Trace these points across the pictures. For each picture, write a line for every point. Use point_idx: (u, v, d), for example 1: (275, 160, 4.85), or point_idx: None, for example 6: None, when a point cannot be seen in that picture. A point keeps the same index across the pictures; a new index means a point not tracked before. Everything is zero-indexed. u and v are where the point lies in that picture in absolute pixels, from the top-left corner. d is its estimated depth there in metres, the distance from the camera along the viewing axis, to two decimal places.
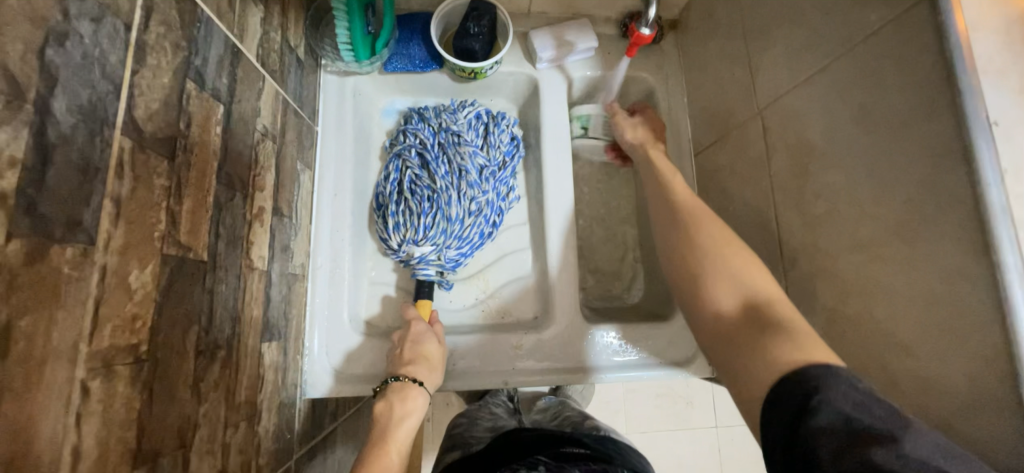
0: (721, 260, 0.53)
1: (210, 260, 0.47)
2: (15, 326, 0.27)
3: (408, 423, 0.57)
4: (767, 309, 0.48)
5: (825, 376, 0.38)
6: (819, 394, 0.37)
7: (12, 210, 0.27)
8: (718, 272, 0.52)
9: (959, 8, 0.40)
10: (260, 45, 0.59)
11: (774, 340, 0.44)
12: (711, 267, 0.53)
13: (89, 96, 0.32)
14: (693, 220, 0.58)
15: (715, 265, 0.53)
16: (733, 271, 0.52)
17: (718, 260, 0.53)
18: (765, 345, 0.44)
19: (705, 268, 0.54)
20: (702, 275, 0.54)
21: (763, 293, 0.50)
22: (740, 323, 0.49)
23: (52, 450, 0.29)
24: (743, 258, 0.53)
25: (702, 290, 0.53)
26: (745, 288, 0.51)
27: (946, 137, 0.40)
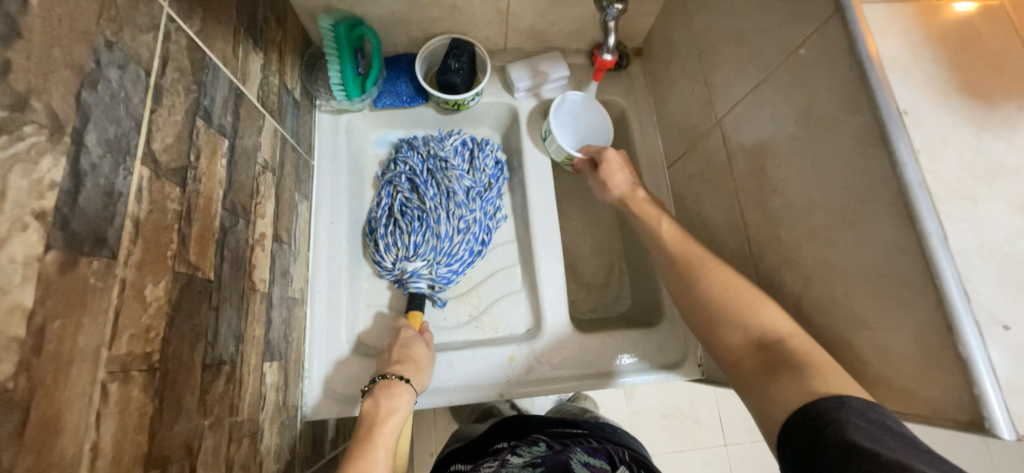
0: (723, 300, 0.54)
1: (215, 280, 0.51)
2: (48, 327, 0.31)
3: (394, 419, 0.60)
4: (779, 346, 0.48)
5: (835, 411, 0.40)
6: (828, 426, 0.39)
7: (50, 226, 0.31)
8: (722, 311, 0.53)
9: (864, 19, 0.46)
10: (260, 88, 0.65)
11: (792, 379, 0.45)
12: (716, 308, 0.54)
13: (115, 130, 0.37)
14: (691, 254, 0.59)
15: (720, 304, 0.54)
16: (739, 306, 0.53)
17: (721, 297, 0.54)
18: (785, 384, 0.45)
19: (711, 305, 0.54)
20: (707, 310, 0.54)
21: (771, 328, 0.50)
22: (757, 363, 0.49)
23: (74, 444, 0.32)
24: (747, 293, 0.53)
25: (710, 329, 0.54)
26: (749, 321, 0.51)
27: (867, 127, 0.45)
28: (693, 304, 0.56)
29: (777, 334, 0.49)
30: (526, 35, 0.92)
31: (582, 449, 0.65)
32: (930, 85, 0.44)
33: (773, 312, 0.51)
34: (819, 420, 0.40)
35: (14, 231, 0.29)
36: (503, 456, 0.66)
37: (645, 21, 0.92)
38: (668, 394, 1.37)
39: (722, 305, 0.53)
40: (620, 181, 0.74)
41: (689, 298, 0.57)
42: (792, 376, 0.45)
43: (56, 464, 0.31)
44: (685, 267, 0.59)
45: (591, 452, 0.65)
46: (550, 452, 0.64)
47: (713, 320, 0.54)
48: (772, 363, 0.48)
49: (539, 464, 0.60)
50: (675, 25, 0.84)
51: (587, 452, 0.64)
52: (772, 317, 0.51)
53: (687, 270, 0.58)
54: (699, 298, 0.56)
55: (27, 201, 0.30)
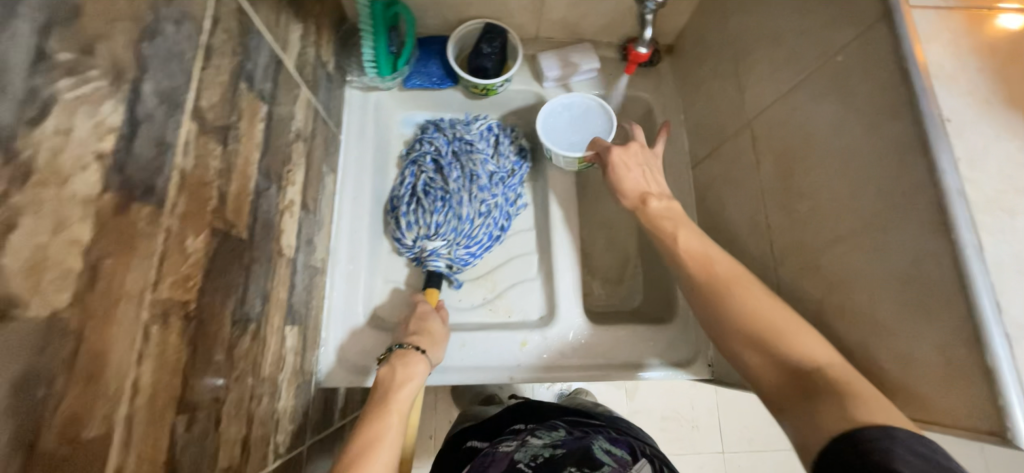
0: (757, 324, 0.51)
1: (248, 240, 0.52)
2: (101, 264, 0.32)
3: (409, 387, 0.62)
4: (819, 375, 0.47)
5: (878, 441, 0.39)
6: (872, 452, 0.39)
7: (108, 167, 0.32)
8: (756, 336, 0.51)
9: (912, 25, 0.46)
10: (298, 57, 0.66)
11: (833, 409, 0.44)
12: (750, 332, 0.51)
13: (168, 84, 0.38)
14: (721, 275, 0.56)
15: (753, 327, 0.51)
16: (774, 330, 0.50)
17: (755, 319, 0.51)
18: (826, 414, 0.44)
19: (743, 327, 0.52)
20: (738, 332, 0.52)
21: (810, 356, 0.48)
22: (794, 390, 0.48)
23: (118, 379, 0.34)
24: (776, 310, 0.51)
25: (742, 352, 0.52)
26: (788, 347, 0.49)
27: (907, 133, 0.45)
28: (718, 322, 0.54)
29: (817, 362, 0.48)
30: (558, 25, 0.92)
31: (602, 438, 0.67)
32: (975, 94, 0.44)
33: (812, 338, 0.49)
34: (861, 446, 0.40)
35: (77, 170, 0.30)
36: (521, 435, 0.68)
37: (679, 18, 0.91)
38: (671, 397, 1.38)
39: (756, 330, 0.51)
40: (631, 189, 0.70)
41: (717, 320, 0.54)
42: (833, 405, 0.44)
43: (101, 394, 0.32)
44: (713, 278, 0.56)
45: (611, 441, 0.66)
46: (570, 436, 0.66)
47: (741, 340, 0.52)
48: (811, 391, 0.46)
49: (559, 446, 0.63)
50: (710, 24, 0.83)
51: (608, 441, 0.66)
52: (810, 343, 0.49)
53: (719, 290, 0.55)
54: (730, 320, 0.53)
55: (90, 142, 0.31)
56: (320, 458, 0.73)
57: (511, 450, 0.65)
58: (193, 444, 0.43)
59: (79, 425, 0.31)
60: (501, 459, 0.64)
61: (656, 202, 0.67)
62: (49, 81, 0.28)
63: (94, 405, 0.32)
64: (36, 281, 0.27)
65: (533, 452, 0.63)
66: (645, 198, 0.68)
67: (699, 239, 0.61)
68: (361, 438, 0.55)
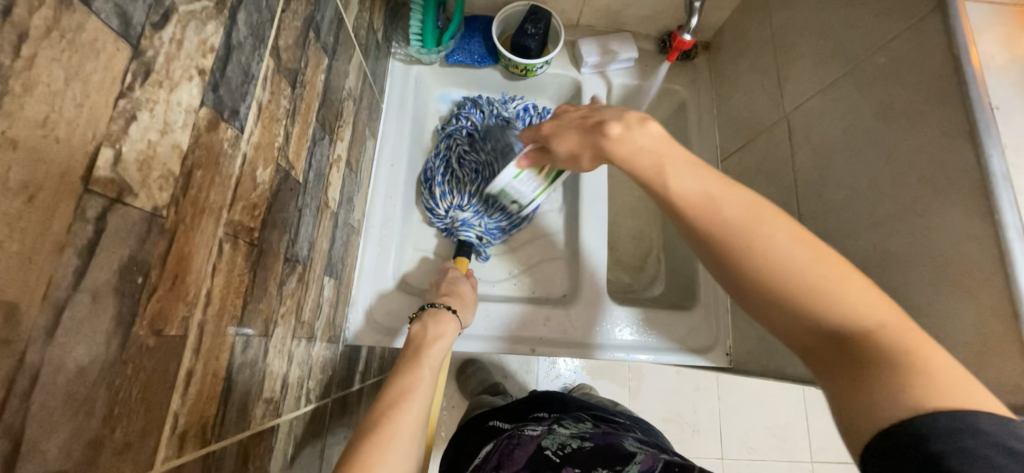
0: (782, 278, 0.39)
1: (303, 184, 0.54)
2: (193, 174, 0.34)
3: (440, 343, 0.63)
4: (867, 340, 0.37)
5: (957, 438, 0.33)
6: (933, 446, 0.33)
7: (206, 84, 0.34)
8: (785, 299, 0.40)
9: (966, 17, 0.48)
10: (355, 19, 0.68)
11: (890, 381, 0.36)
12: (784, 292, 0.40)
13: (257, 18, 0.40)
14: (737, 219, 0.41)
15: (782, 287, 0.40)
16: (800, 289, 0.39)
17: (781, 276, 0.40)
18: (869, 398, 0.36)
19: (768, 287, 0.40)
20: (775, 296, 0.40)
21: (855, 315, 0.38)
22: (837, 355, 0.39)
23: (197, 285, 0.36)
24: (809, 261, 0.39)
25: (773, 314, 0.41)
26: (831, 310, 0.38)
27: (956, 121, 0.46)
28: (735, 274, 0.42)
29: (868, 323, 0.38)
30: (601, 13, 0.94)
31: (631, 439, 0.68)
32: None
33: (858, 291, 0.38)
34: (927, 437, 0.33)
35: (184, 80, 0.32)
36: (548, 423, 0.72)
37: (720, 14, 0.93)
38: (677, 397, 1.38)
39: (788, 287, 0.39)
40: (591, 160, 0.54)
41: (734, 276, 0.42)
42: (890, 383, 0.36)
43: (183, 296, 0.34)
44: (725, 223, 0.42)
45: (641, 443, 0.68)
46: (597, 431, 0.69)
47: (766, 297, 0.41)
48: (862, 361, 0.37)
49: (587, 438, 0.66)
50: (752, 19, 0.85)
51: (637, 443, 0.67)
52: (852, 297, 0.38)
53: (727, 240, 0.42)
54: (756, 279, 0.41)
55: (195, 56, 0.33)
56: (342, 414, 0.75)
57: (538, 435, 0.68)
58: (247, 367, 0.45)
59: (165, 319, 0.32)
60: (528, 442, 0.67)
61: (619, 128, 0.49)
62: None
63: (176, 305, 0.34)
64: (146, 174, 0.29)
65: (561, 441, 0.66)
66: (603, 127, 0.50)
67: (696, 171, 0.45)
68: (392, 388, 0.54)
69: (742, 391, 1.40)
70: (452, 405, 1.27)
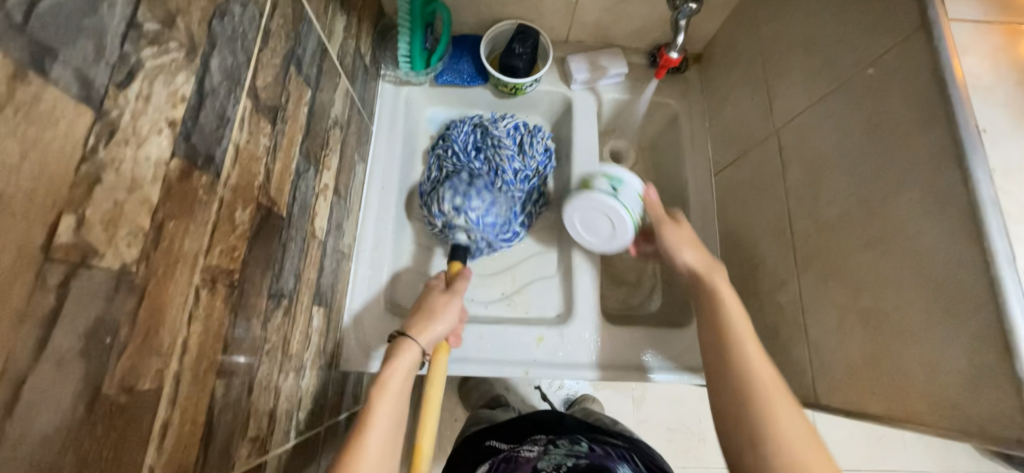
0: (783, 399, 0.54)
1: (287, 218, 0.54)
2: (165, 225, 0.34)
3: (391, 376, 0.58)
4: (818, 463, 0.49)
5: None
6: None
7: (177, 134, 0.34)
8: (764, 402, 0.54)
9: (951, 37, 0.47)
10: (340, 47, 0.68)
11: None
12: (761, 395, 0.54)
13: (231, 61, 0.40)
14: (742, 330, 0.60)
15: (755, 389, 0.55)
16: (786, 407, 0.53)
17: (766, 388, 0.55)
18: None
19: (743, 381, 0.56)
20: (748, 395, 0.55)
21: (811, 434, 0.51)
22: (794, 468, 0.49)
23: (171, 336, 0.35)
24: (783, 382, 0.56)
25: (739, 411, 0.54)
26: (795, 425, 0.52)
27: (943, 143, 0.45)
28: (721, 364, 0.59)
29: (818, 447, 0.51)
30: (590, 28, 0.94)
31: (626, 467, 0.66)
32: (1012, 106, 0.45)
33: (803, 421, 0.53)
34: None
35: (152, 134, 0.32)
36: (544, 444, 0.71)
37: (710, 27, 0.92)
38: (679, 408, 1.37)
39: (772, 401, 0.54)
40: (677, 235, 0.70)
41: (740, 385, 0.56)
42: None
43: (156, 349, 0.34)
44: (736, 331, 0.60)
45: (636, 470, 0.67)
46: (593, 452, 0.68)
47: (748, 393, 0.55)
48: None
49: (582, 459, 0.65)
50: (741, 32, 0.84)
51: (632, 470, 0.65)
52: (795, 425, 0.52)
53: (731, 338, 0.60)
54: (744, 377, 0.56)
55: (164, 109, 0.33)
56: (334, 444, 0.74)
57: (534, 458, 0.67)
58: (230, 409, 0.44)
59: (137, 374, 0.32)
60: (524, 465, 0.66)
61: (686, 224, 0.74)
62: (136, 48, 0.30)
63: (149, 359, 0.33)
64: (113, 234, 0.29)
65: (556, 461, 0.65)
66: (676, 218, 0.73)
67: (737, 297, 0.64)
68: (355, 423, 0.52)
69: None
70: (452, 422, 1.26)
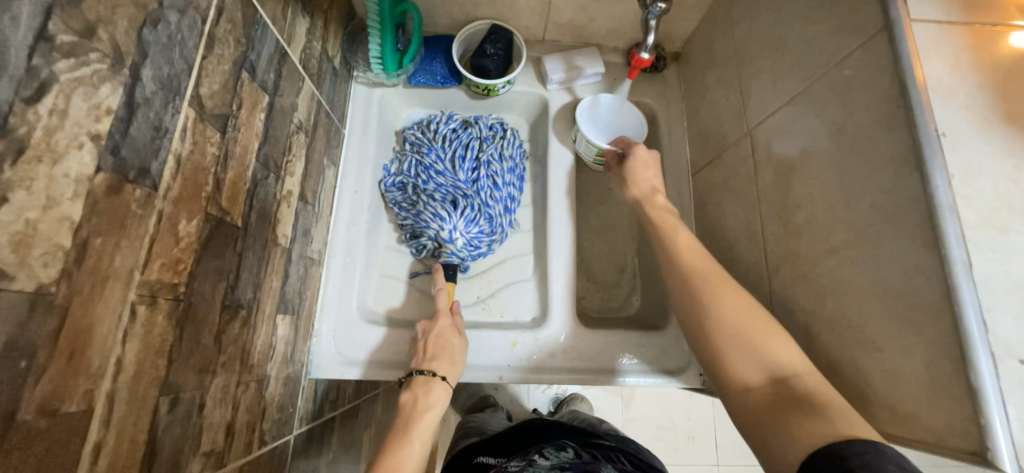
0: (743, 329, 0.50)
1: (242, 227, 0.53)
2: (91, 242, 0.33)
3: (430, 415, 0.62)
4: (795, 383, 0.46)
5: (867, 454, 0.37)
6: (854, 461, 0.37)
7: (103, 148, 0.33)
8: (730, 336, 0.51)
9: (912, 38, 0.46)
10: (303, 51, 0.67)
11: (809, 421, 0.43)
12: (718, 332, 0.51)
13: (168, 70, 0.39)
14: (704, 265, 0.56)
15: (726, 341, 0.51)
16: (755, 350, 0.49)
17: (726, 314, 0.52)
18: (785, 434, 0.44)
19: (703, 314, 0.53)
20: (706, 333, 0.52)
21: (784, 362, 0.48)
22: (768, 395, 0.47)
23: (102, 356, 0.34)
24: (747, 310, 0.51)
25: (709, 354, 0.52)
26: (760, 350, 0.49)
27: (903, 148, 0.45)
28: (684, 293, 0.56)
29: (792, 368, 0.47)
30: (566, 28, 0.93)
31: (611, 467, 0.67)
32: (973, 109, 0.44)
33: (783, 342, 0.49)
34: (848, 456, 0.38)
35: (71, 149, 0.31)
36: (529, 456, 0.70)
37: (686, 26, 0.91)
38: (666, 407, 1.36)
39: (737, 333, 0.50)
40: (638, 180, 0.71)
41: (698, 320, 0.53)
42: (812, 419, 0.43)
43: (84, 370, 0.33)
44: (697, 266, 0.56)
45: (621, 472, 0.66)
46: (577, 460, 0.67)
47: (710, 323, 0.52)
48: (798, 414, 0.44)
49: (566, 468, 0.63)
50: (717, 32, 0.83)
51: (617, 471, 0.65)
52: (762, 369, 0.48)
53: (688, 268, 0.56)
54: (706, 317, 0.53)
55: (85, 122, 0.32)
56: (306, 453, 0.74)
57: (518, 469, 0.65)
58: (177, 426, 0.44)
59: (60, 397, 0.31)
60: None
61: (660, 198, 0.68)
62: (48, 62, 0.29)
63: (75, 380, 0.32)
64: (25, 254, 0.28)
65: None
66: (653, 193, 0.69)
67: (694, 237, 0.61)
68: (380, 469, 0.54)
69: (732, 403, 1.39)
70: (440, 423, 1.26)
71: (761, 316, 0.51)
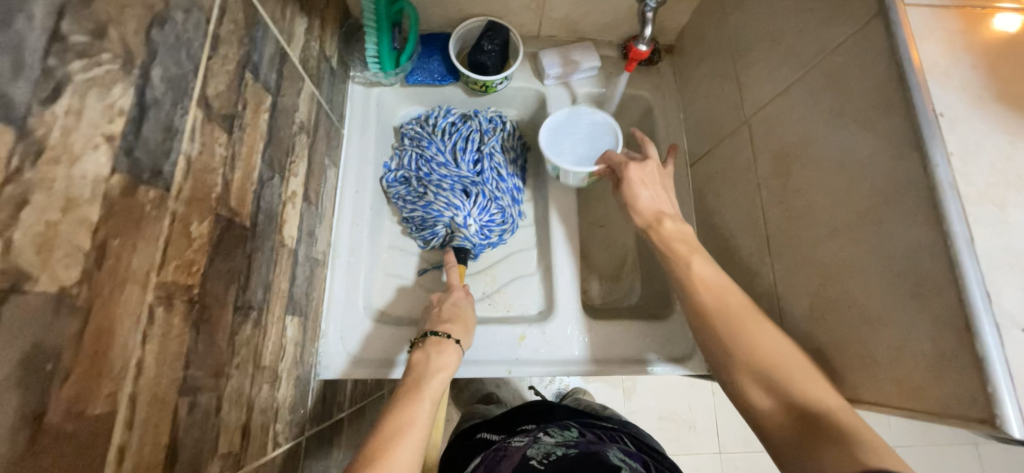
0: (768, 367, 0.52)
1: (251, 229, 0.53)
2: (109, 244, 0.33)
3: (442, 374, 0.66)
4: (822, 416, 0.48)
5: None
6: None
7: (117, 149, 0.33)
8: (756, 374, 0.53)
9: (907, 21, 0.47)
10: (302, 51, 0.67)
11: (837, 454, 0.44)
12: (744, 370, 0.53)
13: (176, 71, 0.39)
14: (733, 302, 0.57)
15: (754, 374, 0.53)
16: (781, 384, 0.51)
17: (755, 352, 0.53)
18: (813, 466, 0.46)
19: (729, 349, 0.55)
20: (733, 369, 0.54)
21: (811, 397, 0.49)
22: (795, 428, 0.49)
23: (123, 357, 0.34)
24: (775, 345, 0.53)
25: (735, 386, 0.55)
26: (786, 386, 0.51)
27: (901, 129, 0.46)
28: (710, 328, 0.57)
29: (820, 402, 0.49)
30: (560, 23, 0.93)
31: (618, 449, 0.68)
32: (968, 89, 0.45)
33: (811, 377, 0.51)
34: None
35: (87, 150, 0.31)
36: (534, 432, 0.73)
37: (679, 18, 0.92)
38: (669, 397, 1.38)
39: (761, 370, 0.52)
40: (647, 209, 0.67)
41: (726, 354, 0.55)
42: (833, 448, 0.45)
43: (107, 372, 0.33)
44: (726, 302, 0.57)
45: (626, 453, 0.69)
46: (583, 439, 0.70)
47: (737, 359, 0.54)
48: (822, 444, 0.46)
49: (571, 446, 0.67)
50: (710, 23, 0.84)
51: (623, 452, 0.67)
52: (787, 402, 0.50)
53: (715, 305, 0.57)
54: (732, 353, 0.55)
55: (100, 123, 0.32)
56: (318, 453, 0.74)
57: (524, 446, 0.69)
58: (196, 428, 0.43)
59: (85, 400, 0.31)
60: (514, 454, 0.68)
61: (671, 223, 0.65)
62: (62, 62, 0.29)
63: (99, 382, 0.32)
64: (46, 257, 0.28)
65: (546, 449, 0.67)
66: (659, 218, 0.66)
67: (715, 267, 0.60)
68: (389, 423, 0.57)
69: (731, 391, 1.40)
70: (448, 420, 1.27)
71: (792, 351, 0.52)
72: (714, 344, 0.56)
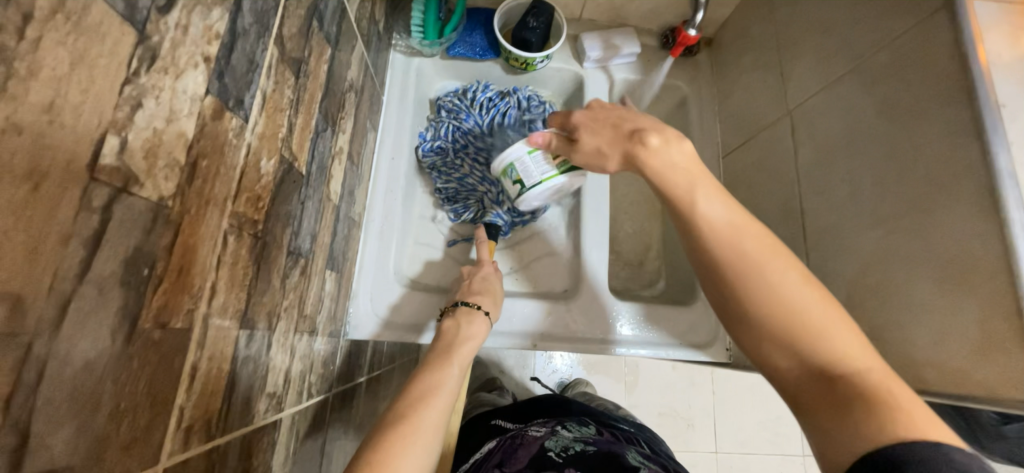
0: (784, 321, 0.42)
1: (306, 176, 0.53)
2: (199, 164, 0.33)
3: (471, 342, 0.66)
4: (845, 377, 0.40)
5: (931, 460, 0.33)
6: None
7: (211, 71, 0.33)
8: (769, 328, 0.43)
9: (974, 15, 0.48)
10: (357, 9, 0.67)
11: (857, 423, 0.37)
12: (756, 322, 0.44)
13: (261, 4, 0.39)
14: (750, 246, 0.44)
15: (768, 325, 0.43)
16: (803, 337, 0.42)
17: (771, 303, 0.43)
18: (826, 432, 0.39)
19: (738, 298, 0.44)
20: (743, 321, 0.45)
21: (836, 354, 0.41)
22: (810, 386, 0.42)
23: (201, 278, 0.35)
24: (794, 295, 0.42)
25: (744, 340, 0.46)
26: (807, 342, 0.41)
27: (961, 119, 0.47)
28: (714, 272, 0.46)
29: (845, 359, 0.40)
30: (604, 7, 0.94)
31: (636, 452, 0.68)
32: None
33: (839, 331, 0.41)
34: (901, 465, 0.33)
35: (189, 67, 0.31)
36: (552, 425, 0.74)
37: (723, 10, 0.93)
38: (674, 392, 1.39)
39: (773, 317, 0.43)
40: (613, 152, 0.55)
41: (733, 304, 0.45)
42: (866, 409, 0.37)
43: (188, 289, 0.33)
44: (737, 246, 0.45)
45: (643, 456, 0.68)
46: (601, 438, 0.70)
47: (746, 307, 0.44)
48: (842, 402, 0.39)
49: (589, 442, 0.67)
50: (756, 16, 0.84)
51: (641, 456, 0.67)
52: (810, 356, 0.42)
53: (720, 246, 0.45)
54: (739, 302, 0.44)
55: (200, 43, 0.32)
56: (342, 412, 0.74)
57: (541, 437, 0.69)
58: (249, 363, 0.44)
59: (169, 312, 0.32)
60: (531, 444, 0.68)
61: (658, 140, 0.50)
62: None
63: (181, 298, 0.33)
64: (152, 164, 0.29)
65: (564, 443, 0.67)
66: (642, 136, 0.51)
67: (725, 201, 0.47)
68: (418, 385, 0.56)
69: (735, 391, 1.42)
70: None
71: (815, 297, 0.42)
72: (718, 291, 0.46)
